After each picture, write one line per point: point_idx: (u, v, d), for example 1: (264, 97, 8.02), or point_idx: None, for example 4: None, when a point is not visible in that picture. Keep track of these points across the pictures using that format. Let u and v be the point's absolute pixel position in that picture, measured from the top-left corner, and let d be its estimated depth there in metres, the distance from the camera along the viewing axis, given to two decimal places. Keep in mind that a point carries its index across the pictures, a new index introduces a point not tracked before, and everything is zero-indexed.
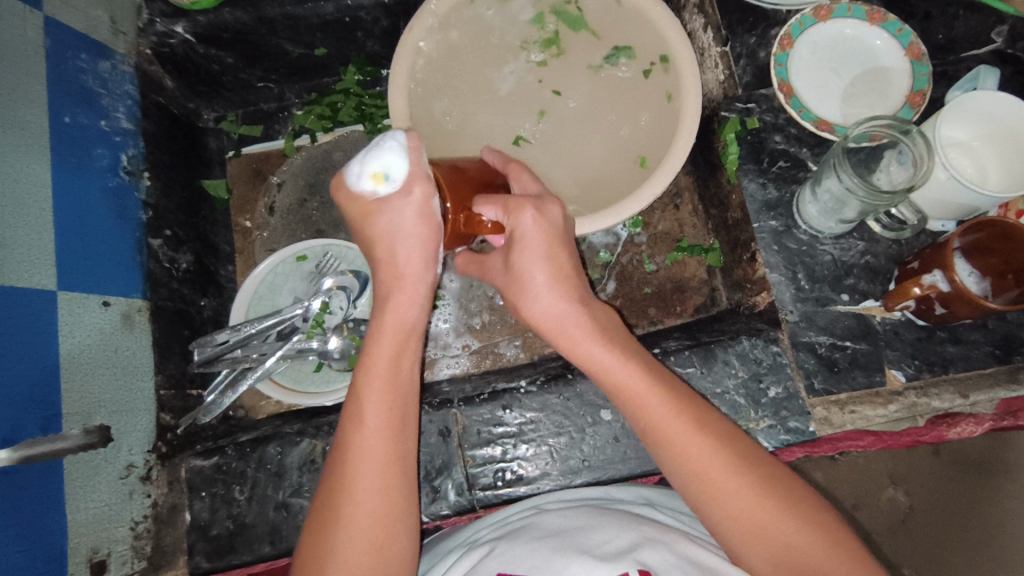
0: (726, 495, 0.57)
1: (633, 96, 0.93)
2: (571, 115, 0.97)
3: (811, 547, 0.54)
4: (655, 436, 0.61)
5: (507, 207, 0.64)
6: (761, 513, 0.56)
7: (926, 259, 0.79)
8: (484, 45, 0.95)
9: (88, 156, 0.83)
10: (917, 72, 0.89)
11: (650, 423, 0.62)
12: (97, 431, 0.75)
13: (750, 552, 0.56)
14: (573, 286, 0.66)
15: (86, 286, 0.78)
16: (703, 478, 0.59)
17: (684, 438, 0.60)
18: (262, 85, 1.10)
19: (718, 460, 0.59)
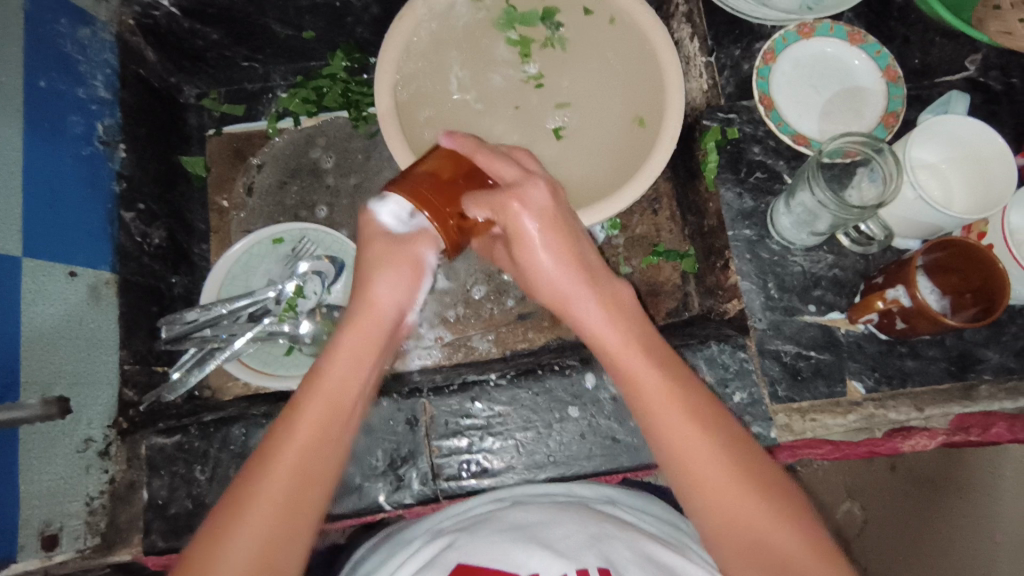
0: (719, 490, 0.56)
1: (597, 46, 0.96)
2: (582, 96, 0.98)
3: (775, 534, 0.54)
4: (643, 417, 0.60)
5: (496, 206, 0.62)
6: (731, 497, 0.56)
7: (891, 274, 0.81)
8: (461, 65, 0.97)
9: (63, 123, 0.82)
10: (893, 93, 0.92)
11: (637, 398, 0.61)
12: (55, 403, 0.71)
13: (732, 553, 0.55)
14: (575, 259, 0.65)
15: (52, 253, 0.77)
16: (680, 460, 0.58)
17: (670, 419, 0.59)
18: (247, 65, 1.09)
19: (702, 443, 0.57)
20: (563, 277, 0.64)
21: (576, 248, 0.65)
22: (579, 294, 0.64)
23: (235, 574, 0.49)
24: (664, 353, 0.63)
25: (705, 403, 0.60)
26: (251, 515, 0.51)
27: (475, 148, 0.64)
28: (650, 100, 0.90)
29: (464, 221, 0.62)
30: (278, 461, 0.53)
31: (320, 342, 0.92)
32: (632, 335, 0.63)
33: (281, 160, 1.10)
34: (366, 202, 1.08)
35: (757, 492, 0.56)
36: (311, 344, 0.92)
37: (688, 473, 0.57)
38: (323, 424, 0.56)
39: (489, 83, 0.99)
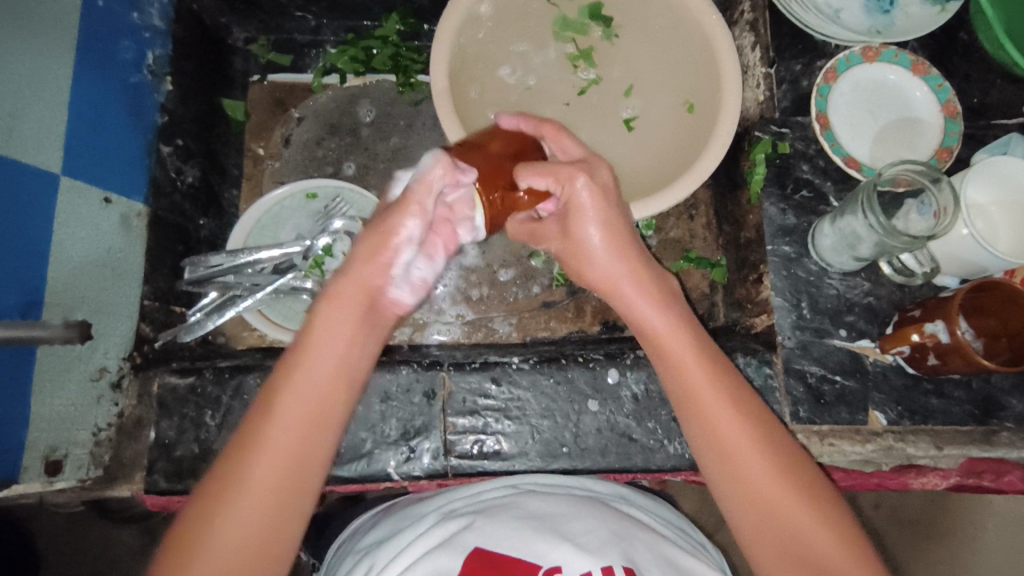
0: (750, 470, 0.57)
1: (648, 38, 0.95)
2: (644, 82, 0.97)
3: (808, 527, 0.55)
4: (683, 407, 0.62)
5: (557, 176, 0.63)
6: (769, 485, 0.57)
7: (930, 308, 0.80)
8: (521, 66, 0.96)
9: (114, 46, 0.80)
10: (950, 129, 0.91)
11: (676, 389, 0.62)
12: (76, 328, 0.70)
13: (758, 529, 0.56)
14: (629, 249, 0.67)
15: (90, 177, 0.75)
16: (718, 450, 0.59)
17: (717, 410, 0.60)
18: (300, 15, 1.06)
19: (743, 434, 0.59)
20: (617, 267, 0.66)
21: (625, 237, 0.67)
22: (634, 286, 0.66)
23: (236, 527, 0.51)
24: (712, 350, 0.64)
25: (745, 389, 0.61)
26: (258, 466, 0.52)
27: (541, 125, 0.69)
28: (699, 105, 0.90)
29: (511, 194, 0.62)
30: (279, 418, 0.54)
31: None
32: (679, 323, 0.64)
33: (321, 116, 1.08)
34: (402, 170, 1.06)
35: (798, 483, 0.57)
36: None
37: (722, 461, 0.59)
38: (326, 386, 0.56)
39: (551, 84, 0.97)
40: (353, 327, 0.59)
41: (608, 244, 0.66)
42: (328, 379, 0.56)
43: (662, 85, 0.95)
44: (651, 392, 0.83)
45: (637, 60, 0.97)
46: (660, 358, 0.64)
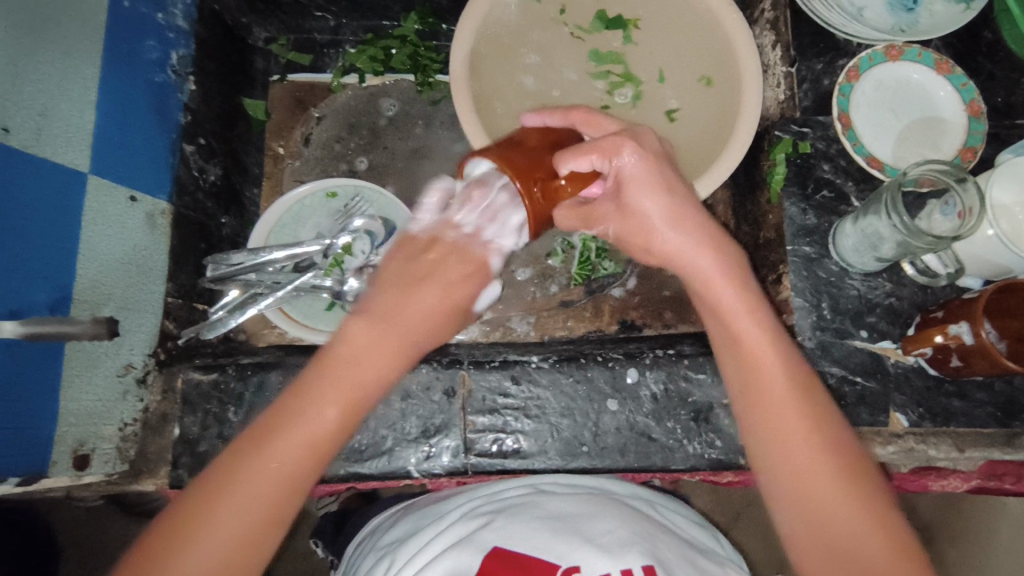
0: (802, 459, 0.55)
1: (665, 23, 0.95)
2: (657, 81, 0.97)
3: (864, 538, 0.52)
4: (745, 401, 0.59)
5: (602, 151, 0.63)
6: (819, 489, 0.54)
7: (953, 310, 0.79)
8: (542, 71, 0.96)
9: (140, 45, 0.81)
10: (974, 128, 0.90)
11: (739, 381, 0.59)
12: (104, 325, 0.70)
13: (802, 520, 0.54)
14: (697, 228, 0.63)
15: (116, 176, 0.76)
16: (775, 449, 0.56)
17: (780, 406, 0.57)
18: (320, 15, 1.07)
19: (803, 433, 0.56)
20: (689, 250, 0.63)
21: (691, 214, 0.64)
22: (705, 260, 0.62)
23: (239, 512, 0.50)
24: (788, 343, 0.60)
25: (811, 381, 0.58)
26: (255, 476, 0.51)
27: (567, 113, 0.70)
28: (716, 103, 0.91)
29: (549, 186, 0.62)
30: (294, 425, 0.52)
31: None
32: (749, 305, 0.61)
33: (341, 115, 1.09)
34: (421, 169, 1.07)
35: (856, 490, 0.54)
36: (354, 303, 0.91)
37: (776, 460, 0.56)
38: (344, 401, 0.54)
39: (574, 84, 0.97)
40: (389, 350, 0.57)
41: (674, 223, 0.63)
42: (351, 400, 0.55)
43: (685, 66, 0.94)
44: (670, 391, 0.83)
45: (648, 60, 0.97)
46: (733, 346, 0.60)
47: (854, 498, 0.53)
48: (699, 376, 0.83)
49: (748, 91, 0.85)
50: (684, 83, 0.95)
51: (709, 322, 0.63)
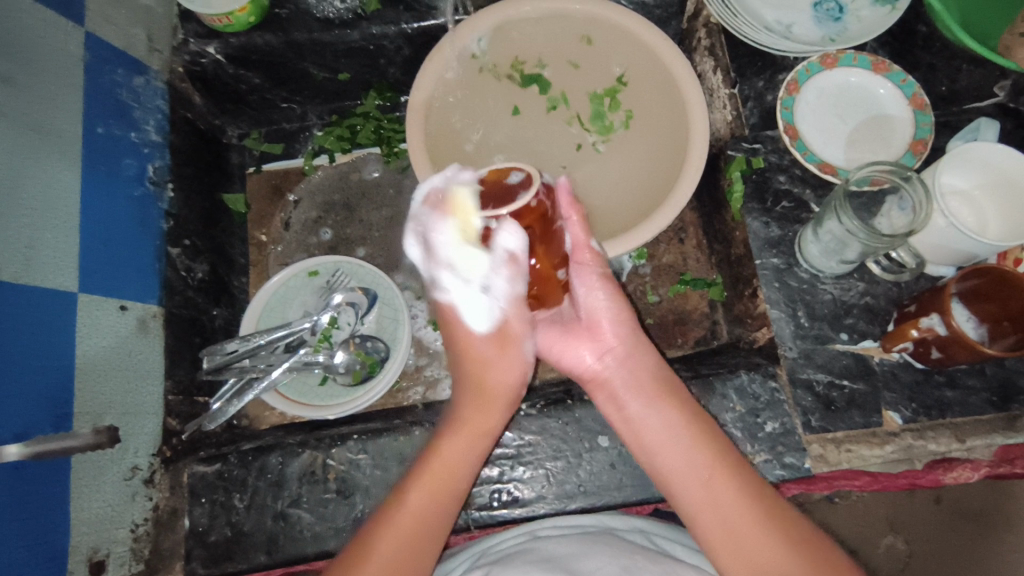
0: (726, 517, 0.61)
1: (552, 39, 0.99)
2: (595, 66, 1.00)
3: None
4: (690, 499, 0.63)
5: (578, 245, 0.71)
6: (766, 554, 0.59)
7: (925, 303, 0.80)
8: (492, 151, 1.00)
9: (117, 165, 0.87)
10: (920, 121, 0.92)
11: (668, 469, 0.66)
12: (106, 432, 0.77)
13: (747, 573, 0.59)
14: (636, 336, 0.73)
15: (105, 290, 0.81)
16: (726, 539, 0.61)
17: (716, 490, 0.62)
18: (286, 106, 1.14)
19: (739, 504, 0.61)
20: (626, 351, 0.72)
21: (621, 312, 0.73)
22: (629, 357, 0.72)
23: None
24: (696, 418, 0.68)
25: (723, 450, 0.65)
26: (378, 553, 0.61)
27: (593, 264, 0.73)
28: (649, 68, 0.95)
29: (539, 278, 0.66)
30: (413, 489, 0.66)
31: (354, 372, 0.94)
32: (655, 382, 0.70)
33: (317, 197, 1.14)
34: (397, 235, 1.12)
35: (803, 550, 0.59)
36: (345, 374, 0.95)
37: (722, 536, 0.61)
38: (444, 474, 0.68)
39: (554, 128, 1.02)
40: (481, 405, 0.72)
41: (613, 320, 0.72)
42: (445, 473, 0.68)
43: (601, 51, 0.98)
44: None
45: (579, 65, 1.00)
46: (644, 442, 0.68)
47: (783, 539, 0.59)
48: None
49: (662, 51, 0.92)
50: (615, 58, 0.98)
51: (619, 409, 0.71)
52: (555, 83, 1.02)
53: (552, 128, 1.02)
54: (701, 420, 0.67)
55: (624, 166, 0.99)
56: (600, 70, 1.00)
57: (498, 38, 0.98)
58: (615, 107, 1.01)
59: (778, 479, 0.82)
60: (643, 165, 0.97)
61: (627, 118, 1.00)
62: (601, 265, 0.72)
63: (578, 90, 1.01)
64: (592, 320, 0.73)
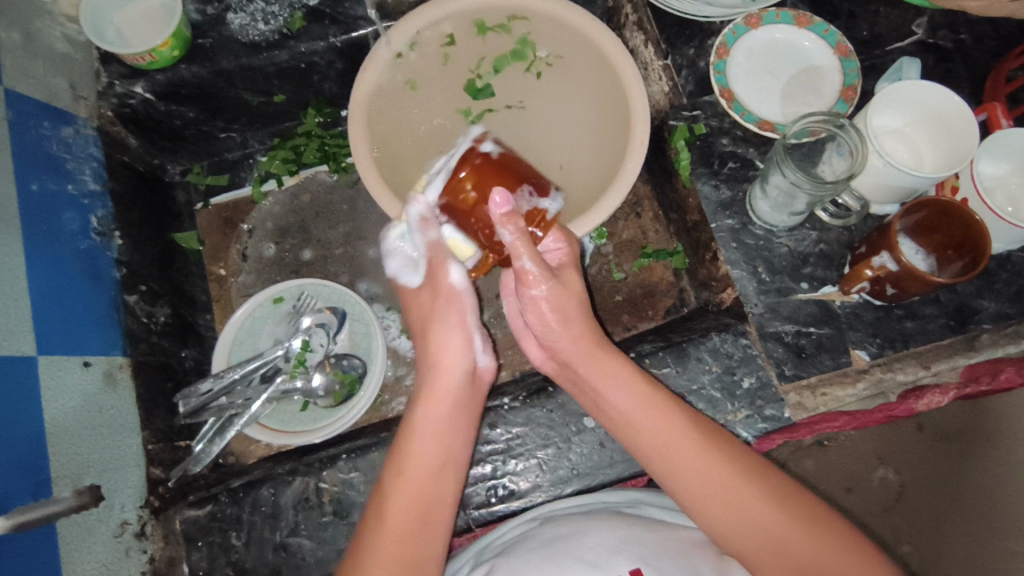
0: (693, 476, 0.64)
1: (415, 66, 0.97)
2: (441, 47, 0.97)
3: (791, 533, 0.60)
4: (653, 457, 0.66)
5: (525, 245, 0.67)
6: (737, 507, 0.61)
7: (874, 242, 0.83)
8: (580, 165, 0.98)
9: (58, 221, 0.85)
10: (847, 67, 0.95)
11: (639, 447, 0.68)
12: (88, 492, 0.76)
13: (727, 530, 0.62)
14: (586, 326, 0.70)
15: (65, 348, 0.79)
16: (697, 497, 0.63)
17: (682, 452, 0.65)
18: (225, 136, 1.12)
19: (712, 463, 0.64)
20: (594, 354, 0.70)
21: (580, 308, 0.71)
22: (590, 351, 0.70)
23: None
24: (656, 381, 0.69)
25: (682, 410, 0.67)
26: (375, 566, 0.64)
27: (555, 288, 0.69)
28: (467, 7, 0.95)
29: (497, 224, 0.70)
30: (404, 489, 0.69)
31: (334, 393, 0.94)
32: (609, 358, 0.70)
33: (270, 223, 1.13)
34: (358, 249, 1.12)
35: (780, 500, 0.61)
36: (325, 396, 0.94)
37: (695, 500, 0.63)
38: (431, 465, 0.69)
39: (513, 85, 1.01)
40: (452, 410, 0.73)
41: (566, 332, 0.70)
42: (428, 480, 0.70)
43: (429, 46, 0.97)
44: None
45: (445, 59, 0.99)
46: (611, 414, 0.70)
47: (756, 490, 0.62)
48: (663, 370, 0.87)
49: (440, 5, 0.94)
50: (441, 34, 0.97)
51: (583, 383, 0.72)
52: (453, 74, 1.00)
53: (533, 92, 1.01)
54: (660, 390, 0.69)
55: (574, 61, 0.97)
56: (451, 50, 0.98)
57: (430, 141, 0.99)
58: (501, 33, 0.98)
59: (760, 432, 0.85)
60: (571, 54, 0.97)
61: (507, 19, 0.97)
62: (545, 281, 0.68)
63: (465, 55, 0.99)
64: (549, 331, 0.71)
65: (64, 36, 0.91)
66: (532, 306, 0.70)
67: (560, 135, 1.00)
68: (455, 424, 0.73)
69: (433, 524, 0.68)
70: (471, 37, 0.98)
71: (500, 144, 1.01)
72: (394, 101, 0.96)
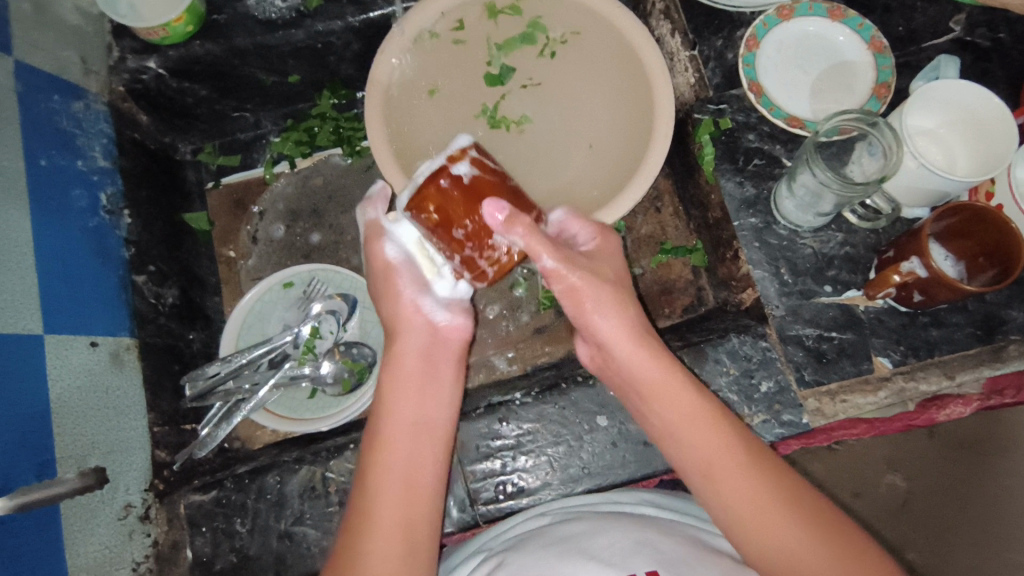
0: (733, 496, 0.63)
1: (431, 52, 0.95)
2: (450, 34, 0.95)
3: (826, 568, 0.58)
4: (694, 473, 0.66)
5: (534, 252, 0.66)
6: (774, 534, 0.60)
7: (903, 247, 0.80)
8: (611, 143, 0.93)
9: (66, 198, 0.83)
10: (882, 64, 0.91)
11: (681, 461, 0.68)
12: (92, 474, 0.75)
13: (760, 556, 0.60)
14: (626, 317, 0.71)
15: (72, 327, 0.78)
16: (734, 517, 0.62)
17: (723, 470, 0.64)
18: (238, 115, 1.10)
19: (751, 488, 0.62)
20: (643, 366, 0.70)
21: (633, 321, 0.71)
22: (641, 363, 0.70)
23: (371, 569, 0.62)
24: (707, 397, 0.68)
25: (733, 430, 0.66)
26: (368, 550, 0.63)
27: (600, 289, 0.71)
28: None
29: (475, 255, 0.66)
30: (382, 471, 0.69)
31: (343, 381, 0.92)
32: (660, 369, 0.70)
33: (282, 206, 1.11)
34: None
35: (821, 535, 0.59)
36: (334, 384, 0.93)
37: (732, 519, 0.63)
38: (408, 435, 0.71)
39: (534, 65, 0.97)
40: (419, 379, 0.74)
41: (613, 317, 0.71)
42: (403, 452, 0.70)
43: (443, 30, 0.95)
44: None
45: (458, 44, 0.96)
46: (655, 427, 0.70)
47: (796, 522, 0.60)
48: None
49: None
50: (450, 23, 0.95)
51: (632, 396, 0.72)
52: (470, 59, 0.96)
53: (554, 73, 0.97)
54: (714, 409, 0.68)
55: (589, 40, 0.96)
56: (462, 34, 0.96)
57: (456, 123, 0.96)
58: (512, 17, 0.96)
59: (777, 437, 0.83)
60: (587, 33, 0.95)
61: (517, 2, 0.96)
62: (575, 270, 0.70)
63: (479, 40, 0.96)
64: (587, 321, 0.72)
65: (76, 8, 0.90)
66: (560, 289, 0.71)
67: (586, 113, 0.96)
68: (427, 391, 0.74)
69: (421, 492, 0.69)
70: (480, 20, 0.96)
71: (528, 120, 0.96)
72: (412, 86, 0.94)
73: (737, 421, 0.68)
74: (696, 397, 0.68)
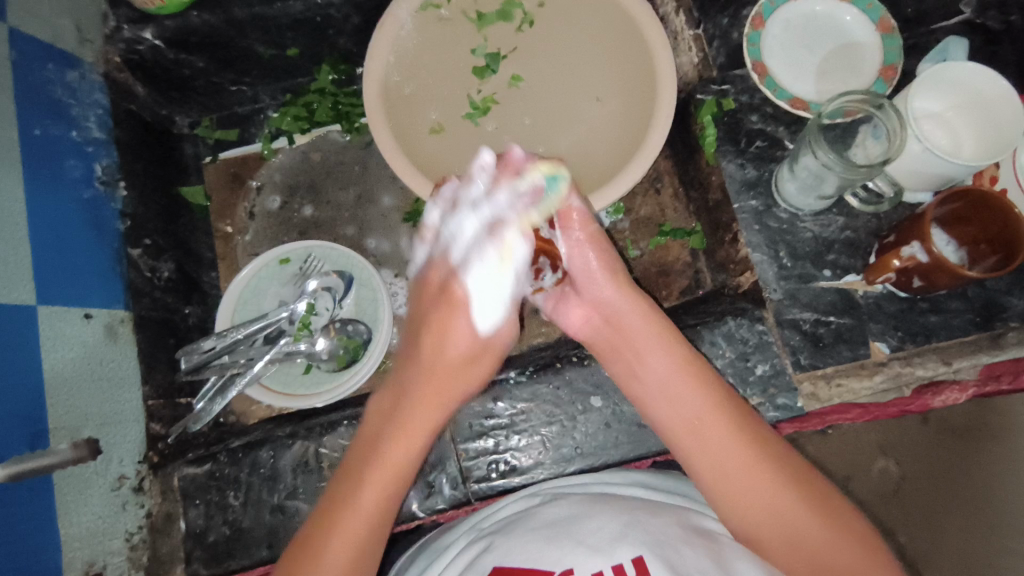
0: (719, 453, 0.63)
1: (423, 40, 0.93)
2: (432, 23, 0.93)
3: (810, 526, 0.58)
4: (677, 433, 0.66)
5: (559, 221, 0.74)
6: (761, 490, 0.60)
7: (904, 231, 0.79)
8: (619, 101, 0.92)
9: (61, 168, 0.82)
10: (889, 46, 0.90)
11: (665, 419, 0.67)
12: (85, 445, 0.75)
13: (743, 514, 0.60)
14: (630, 286, 0.74)
15: (66, 299, 0.78)
16: (720, 473, 0.62)
17: (707, 428, 0.64)
18: (235, 89, 1.08)
19: (735, 444, 0.62)
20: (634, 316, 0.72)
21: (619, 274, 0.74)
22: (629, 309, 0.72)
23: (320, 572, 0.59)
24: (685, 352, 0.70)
25: (713, 388, 0.66)
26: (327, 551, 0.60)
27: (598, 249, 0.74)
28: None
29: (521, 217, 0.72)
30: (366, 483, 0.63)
31: (338, 357, 0.92)
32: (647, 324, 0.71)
33: (278, 182, 1.11)
34: (367, 214, 1.09)
35: (803, 494, 0.60)
36: (328, 360, 0.93)
37: (716, 476, 0.62)
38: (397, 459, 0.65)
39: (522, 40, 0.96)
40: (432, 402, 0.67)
41: (608, 278, 0.74)
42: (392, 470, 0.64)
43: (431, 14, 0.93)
44: None
45: (446, 30, 0.94)
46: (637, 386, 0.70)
47: (781, 480, 0.60)
48: None
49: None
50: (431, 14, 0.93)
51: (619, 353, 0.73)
52: (457, 43, 0.95)
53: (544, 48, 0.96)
54: (696, 365, 0.68)
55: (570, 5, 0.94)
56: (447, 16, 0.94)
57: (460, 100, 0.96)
58: None
59: (771, 420, 0.82)
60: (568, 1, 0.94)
61: None
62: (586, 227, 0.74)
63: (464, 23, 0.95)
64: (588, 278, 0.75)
65: None
66: (567, 246, 0.74)
67: (589, 79, 0.95)
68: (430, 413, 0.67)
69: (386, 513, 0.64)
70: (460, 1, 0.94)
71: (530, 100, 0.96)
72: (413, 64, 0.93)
73: (720, 380, 0.68)
74: (678, 350, 0.69)
